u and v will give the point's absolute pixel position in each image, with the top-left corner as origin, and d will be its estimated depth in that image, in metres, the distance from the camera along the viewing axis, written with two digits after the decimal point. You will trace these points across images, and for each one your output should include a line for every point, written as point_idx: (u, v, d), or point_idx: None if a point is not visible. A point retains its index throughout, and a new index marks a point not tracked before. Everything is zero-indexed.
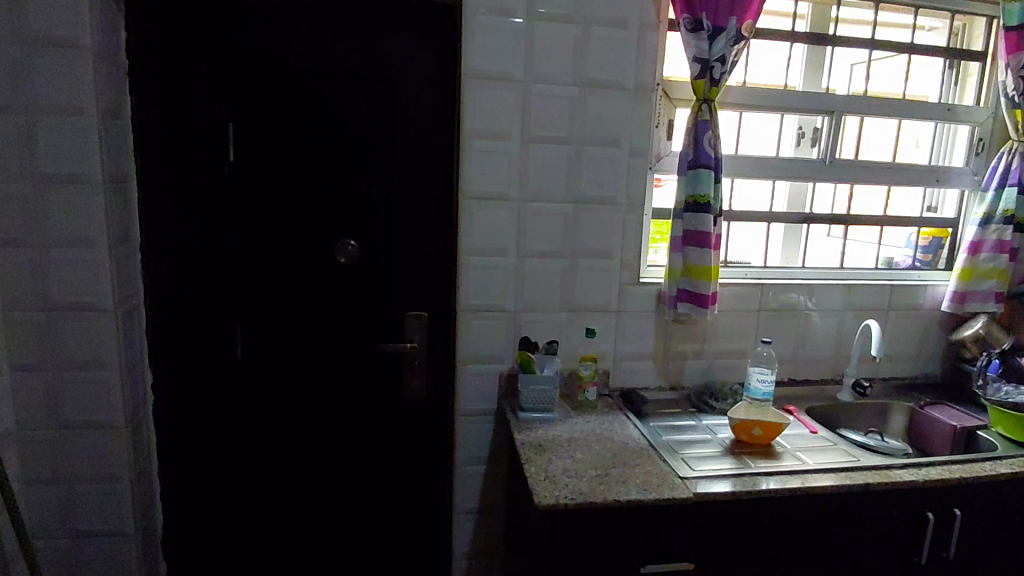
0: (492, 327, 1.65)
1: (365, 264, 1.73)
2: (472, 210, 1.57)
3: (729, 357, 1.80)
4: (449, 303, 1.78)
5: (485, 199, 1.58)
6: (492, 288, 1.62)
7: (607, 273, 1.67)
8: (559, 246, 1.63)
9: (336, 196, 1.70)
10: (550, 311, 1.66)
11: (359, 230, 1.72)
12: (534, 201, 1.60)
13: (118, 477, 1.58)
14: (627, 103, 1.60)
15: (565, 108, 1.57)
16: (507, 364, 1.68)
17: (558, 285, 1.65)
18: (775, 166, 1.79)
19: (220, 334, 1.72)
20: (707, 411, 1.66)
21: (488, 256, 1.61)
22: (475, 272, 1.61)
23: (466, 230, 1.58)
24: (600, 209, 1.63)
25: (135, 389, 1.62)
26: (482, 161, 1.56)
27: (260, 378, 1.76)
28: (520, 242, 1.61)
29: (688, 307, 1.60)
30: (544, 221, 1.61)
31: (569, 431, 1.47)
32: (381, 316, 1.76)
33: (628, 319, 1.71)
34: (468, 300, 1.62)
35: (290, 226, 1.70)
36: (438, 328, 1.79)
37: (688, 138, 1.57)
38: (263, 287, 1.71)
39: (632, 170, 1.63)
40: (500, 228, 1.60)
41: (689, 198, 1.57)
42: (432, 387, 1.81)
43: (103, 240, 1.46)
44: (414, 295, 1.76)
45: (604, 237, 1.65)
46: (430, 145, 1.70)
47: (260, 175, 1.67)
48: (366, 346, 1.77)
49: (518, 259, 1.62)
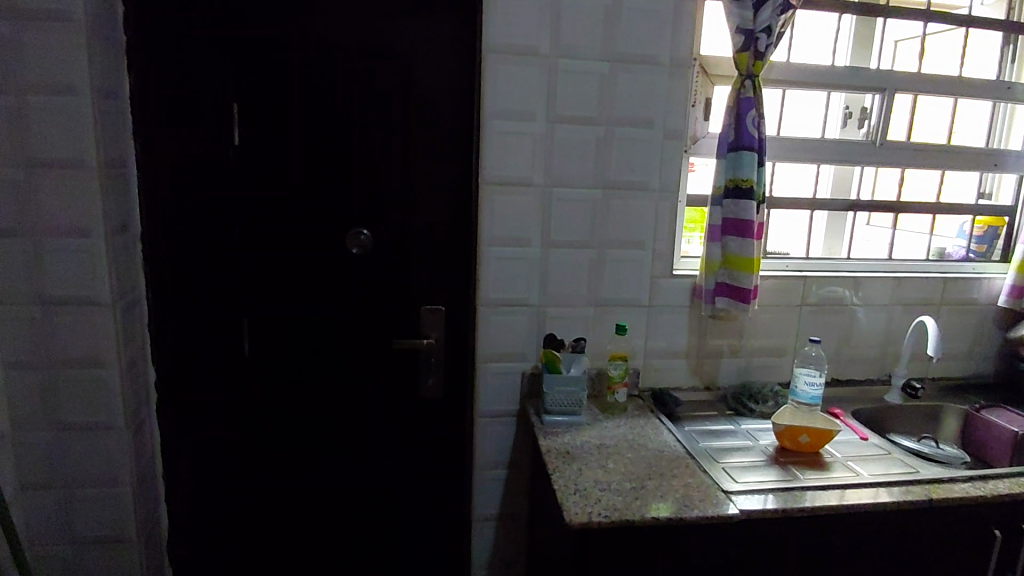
0: (513, 323, 1.53)
1: (379, 255, 1.62)
2: (493, 199, 1.46)
3: (769, 355, 1.67)
4: (468, 296, 1.67)
5: (507, 186, 1.46)
6: (515, 281, 1.51)
7: (639, 264, 1.55)
8: (587, 236, 1.51)
9: (347, 183, 1.59)
10: (576, 306, 1.55)
11: (372, 219, 1.61)
12: (560, 187, 1.48)
13: (119, 479, 1.50)
14: (662, 79, 1.47)
15: (594, 86, 1.44)
16: (530, 362, 1.56)
17: (585, 278, 1.53)
18: (821, 149, 1.65)
19: (226, 329, 1.63)
20: (746, 414, 1.54)
21: (510, 247, 1.49)
22: (496, 265, 1.50)
23: (486, 219, 1.47)
24: (632, 195, 1.51)
25: (137, 387, 1.54)
26: (503, 145, 1.44)
27: (268, 375, 1.66)
28: (545, 232, 1.49)
29: (727, 302, 1.46)
30: (572, 209, 1.49)
31: (599, 437, 1.35)
32: (395, 310, 1.66)
33: (659, 314, 1.59)
34: (488, 293, 1.51)
35: (299, 215, 1.59)
36: (456, 324, 1.68)
37: (729, 117, 1.43)
38: (270, 278, 1.61)
39: (667, 152, 1.50)
40: (523, 217, 1.48)
41: (730, 181, 1.43)
42: (449, 385, 1.71)
43: (100, 230, 1.37)
44: (430, 288, 1.66)
45: (635, 226, 1.53)
46: (448, 127, 1.59)
47: (266, 159, 1.56)
48: (380, 342, 1.67)
49: (542, 250, 1.50)
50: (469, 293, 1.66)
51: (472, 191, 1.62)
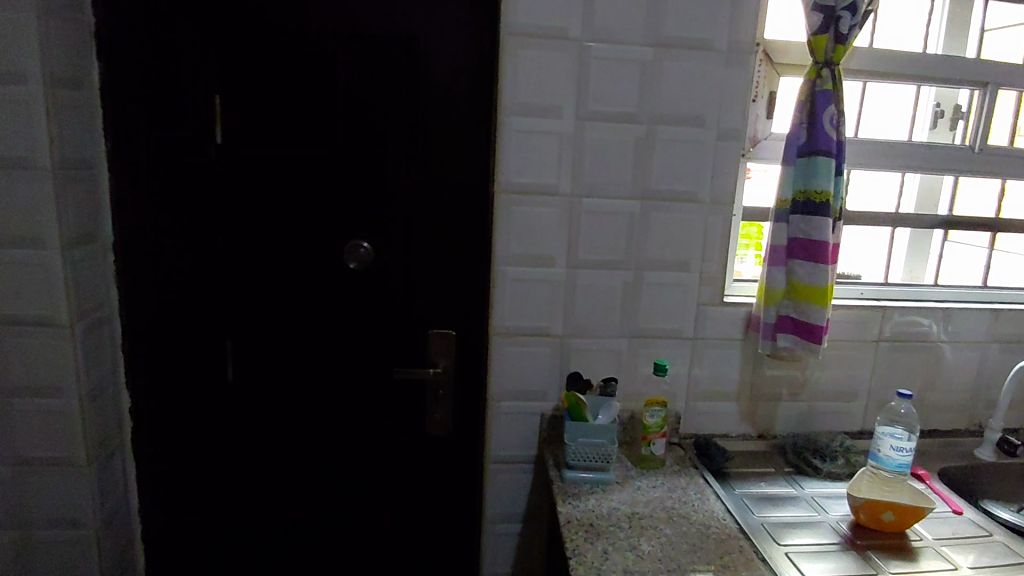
0: (531, 356, 1.30)
1: (380, 271, 1.41)
2: (509, 213, 1.23)
3: (836, 400, 1.41)
4: (481, 319, 1.45)
5: (526, 198, 1.23)
6: (534, 308, 1.28)
7: (683, 290, 1.30)
8: (622, 256, 1.27)
9: (344, 188, 1.38)
10: (606, 338, 1.31)
11: (372, 230, 1.40)
12: (591, 198, 1.24)
13: (82, 521, 1.32)
14: (717, 69, 1.22)
15: (635, 76, 1.20)
16: (551, 402, 1.33)
17: (618, 305, 1.30)
18: (907, 155, 1.37)
19: (208, 352, 1.44)
20: (809, 473, 1.28)
21: (528, 269, 1.26)
22: (512, 289, 1.27)
23: (501, 234, 1.24)
24: (677, 208, 1.26)
25: (105, 417, 1.36)
26: (522, 148, 1.21)
27: (254, 404, 1.47)
28: (571, 252, 1.26)
29: (791, 339, 1.20)
30: (604, 224, 1.25)
31: (630, 503, 1.11)
32: (398, 335, 1.44)
33: (705, 349, 1.34)
34: (502, 321, 1.28)
35: (291, 223, 1.39)
36: (467, 352, 1.45)
37: (800, 115, 1.17)
38: (258, 295, 1.42)
39: (721, 157, 1.25)
40: (544, 234, 1.24)
41: (799, 193, 1.17)
42: (459, 422, 1.49)
43: (56, 242, 1.19)
44: (439, 310, 1.44)
45: (680, 244, 1.28)
46: (461, 125, 1.36)
47: (254, 159, 1.36)
48: (380, 371, 1.46)
49: (568, 272, 1.27)
50: (482, 316, 1.44)
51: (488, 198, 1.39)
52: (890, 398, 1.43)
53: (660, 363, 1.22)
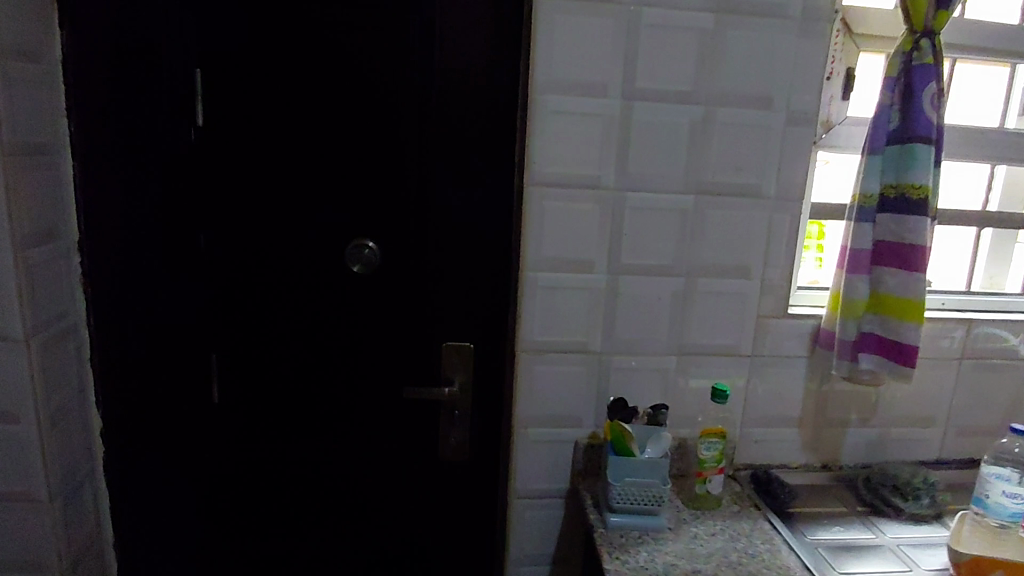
0: (564, 376, 1.12)
1: (387, 275, 1.23)
2: (540, 211, 1.05)
3: (908, 425, 1.23)
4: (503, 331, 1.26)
5: (561, 193, 1.04)
6: (567, 322, 1.09)
7: (741, 300, 1.12)
8: (672, 260, 1.09)
9: (347, 180, 1.19)
10: (651, 355, 1.13)
11: (378, 228, 1.21)
12: (636, 192, 1.05)
13: (44, 565, 1.14)
14: (788, 40, 1.03)
15: (693, 47, 1.01)
16: (586, 428, 1.15)
17: (665, 317, 1.11)
18: (997, 144, 1.19)
19: (189, 368, 1.25)
20: (885, 514, 1.12)
21: (561, 277, 1.08)
22: (542, 300, 1.08)
23: (531, 234, 1.05)
24: (738, 205, 1.07)
25: (71, 444, 1.17)
26: (557, 134, 1.02)
27: (243, 427, 1.28)
28: (612, 256, 1.07)
29: (874, 361, 1.02)
30: (652, 223, 1.07)
31: (689, 558, 0.94)
32: (408, 348, 1.26)
33: (765, 367, 1.16)
34: (531, 337, 1.10)
35: (285, 220, 1.20)
36: (486, 367, 1.27)
37: (889, 95, 0.98)
38: (247, 303, 1.23)
39: (791, 145, 1.06)
40: (580, 235, 1.06)
41: (889, 188, 0.98)
42: (476, 446, 1.31)
43: (6, 241, 1.00)
44: (454, 320, 1.25)
45: (740, 247, 1.09)
46: (481, 107, 1.17)
47: (242, 146, 1.17)
48: (387, 389, 1.28)
49: (608, 279, 1.08)
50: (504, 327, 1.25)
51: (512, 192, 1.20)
52: (970, 422, 1.25)
53: (721, 388, 1.04)
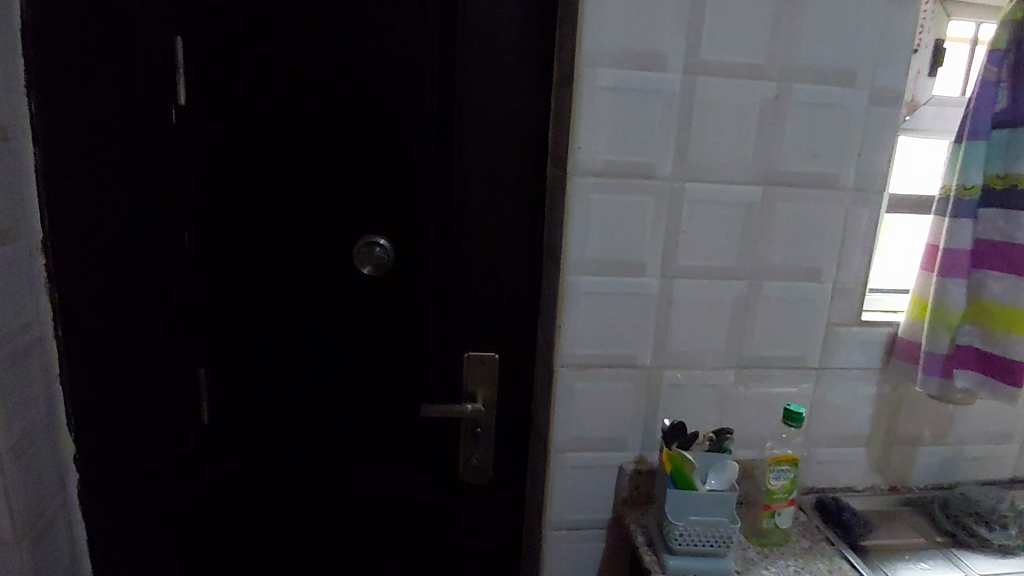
0: (610, 395, 0.97)
1: (402, 278, 1.07)
2: (585, 205, 0.90)
3: (985, 441, 1.11)
4: (532, 339, 1.12)
5: (609, 184, 0.89)
6: (614, 333, 0.95)
7: (811, 305, 0.98)
8: (735, 261, 0.94)
9: (355, 168, 1.03)
10: (707, 369, 0.98)
11: (392, 223, 1.05)
12: (697, 182, 0.91)
13: None
14: (876, 5, 0.88)
15: (767, 12, 0.86)
16: (633, 452, 1.01)
17: (726, 326, 0.97)
18: None
19: (176, 384, 1.09)
20: (968, 545, 1.00)
21: (608, 282, 0.93)
22: (585, 309, 0.93)
23: (576, 231, 0.90)
24: (811, 197, 0.94)
25: (40, 478, 1.00)
26: (606, 114, 0.87)
27: (238, 450, 1.13)
28: (666, 256, 0.93)
29: (972, 377, 0.89)
30: (713, 218, 0.92)
31: None
32: (425, 359, 1.11)
33: (831, 380, 1.03)
34: (574, 350, 0.95)
35: (284, 215, 1.04)
36: (513, 378, 1.14)
37: (997, 71, 0.84)
38: (240, 310, 1.07)
39: (873, 128, 0.92)
40: (631, 233, 0.91)
41: (992, 180, 0.87)
42: (501, 466, 1.17)
43: None
44: (477, 326, 1.11)
45: (811, 245, 0.95)
46: (511, 86, 1.03)
47: (232, 129, 1.01)
48: (401, 406, 1.13)
49: (661, 283, 0.94)
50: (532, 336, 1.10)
51: (544, 183, 1.06)
52: None
53: (796, 411, 0.89)
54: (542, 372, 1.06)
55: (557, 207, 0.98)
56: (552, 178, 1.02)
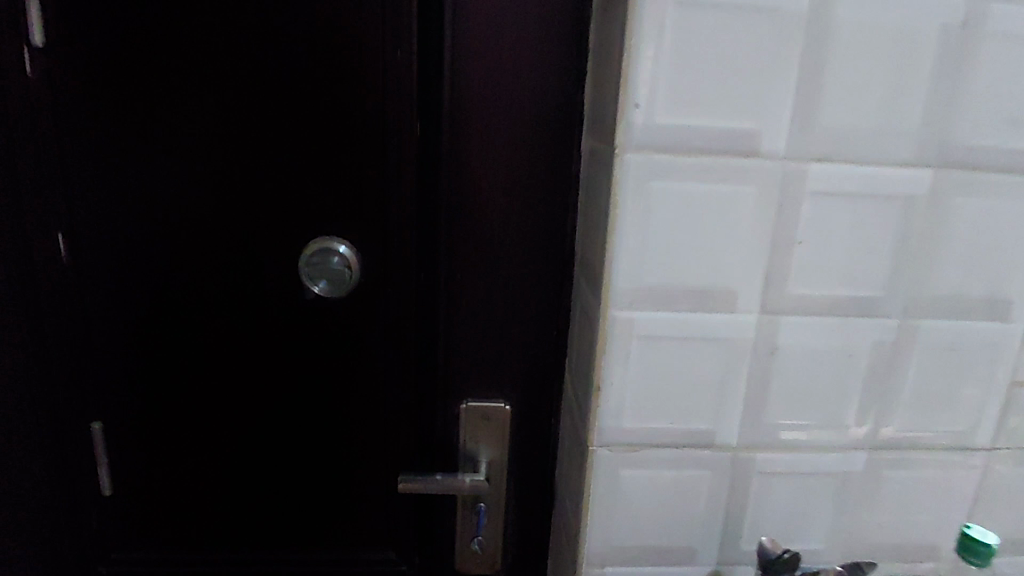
0: (673, 486, 0.64)
1: (371, 298, 0.76)
2: (640, 202, 0.56)
3: None
4: (556, 386, 0.79)
5: (682, 167, 0.55)
6: (681, 399, 0.61)
7: (988, 356, 0.63)
8: (875, 287, 0.60)
9: (300, 142, 0.71)
10: (822, 450, 0.65)
11: (355, 223, 0.74)
12: (823, 164, 0.56)
13: None
14: None
15: None
16: (703, 567, 0.67)
17: (854, 388, 0.63)
18: None
19: (65, 443, 0.79)
20: None
21: (675, 322, 0.59)
22: (636, 361, 0.60)
23: (628, 241, 0.56)
24: (1005, 187, 0.59)
25: None
26: (680, 52, 0.53)
27: (154, 526, 0.83)
28: (769, 281, 0.58)
29: None
30: (844, 220, 0.58)
31: None
32: (406, 411, 0.80)
33: (1009, 465, 0.68)
34: (619, 423, 0.61)
35: (201, 212, 0.73)
36: (527, 438, 0.81)
37: None
38: (148, 342, 0.77)
39: None
40: (714, 245, 0.57)
41: None
42: (513, 551, 0.86)
43: None
44: (478, 368, 0.79)
45: (999, 262, 0.60)
46: (528, 16, 0.68)
47: (119, 83, 0.69)
48: (375, 471, 0.82)
49: (759, 323, 0.59)
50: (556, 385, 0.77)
51: (576, 164, 0.72)
52: None
53: (984, 546, 0.57)
54: (570, 439, 0.73)
55: (595, 200, 0.64)
56: (588, 157, 0.68)
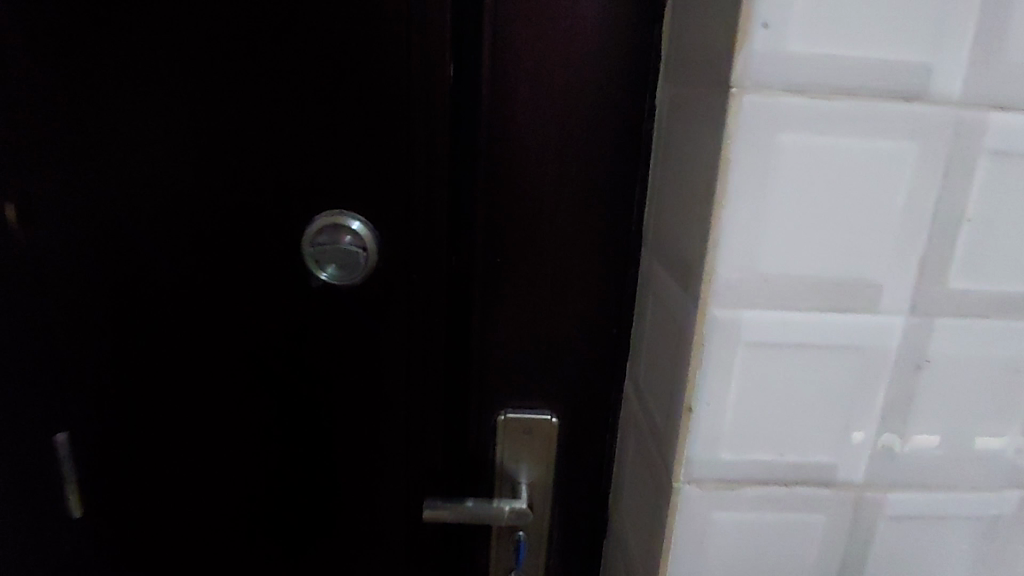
0: (776, 532, 0.50)
1: (391, 288, 0.62)
2: (762, 163, 0.41)
3: None
4: (613, 394, 0.66)
5: (821, 113, 0.40)
6: (795, 423, 0.47)
7: None
8: None
9: (302, 91, 0.56)
10: (970, 490, 0.50)
11: (367, 196, 0.59)
12: (1013, 113, 0.41)
13: None
14: None
15: None
16: None
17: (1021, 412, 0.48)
18: None
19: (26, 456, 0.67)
20: None
21: (796, 324, 0.44)
22: (740, 375, 0.45)
23: (741, 215, 0.42)
24: None
25: None
26: None
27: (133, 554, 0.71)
28: (923, 272, 0.44)
29: None
30: None
31: None
32: (432, 422, 0.66)
33: None
34: (714, 454, 0.48)
35: (176, 181, 0.58)
36: (576, 455, 0.68)
37: None
38: (119, 340, 0.63)
39: None
40: (856, 224, 0.42)
41: None
42: None
43: None
44: (519, 369, 0.65)
45: None
46: None
47: (70, 13, 0.54)
48: (392, 496, 0.68)
49: (906, 328, 0.45)
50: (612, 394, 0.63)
51: (648, 121, 0.58)
52: None
53: None
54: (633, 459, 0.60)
55: (678, 162, 0.50)
56: (667, 111, 0.54)
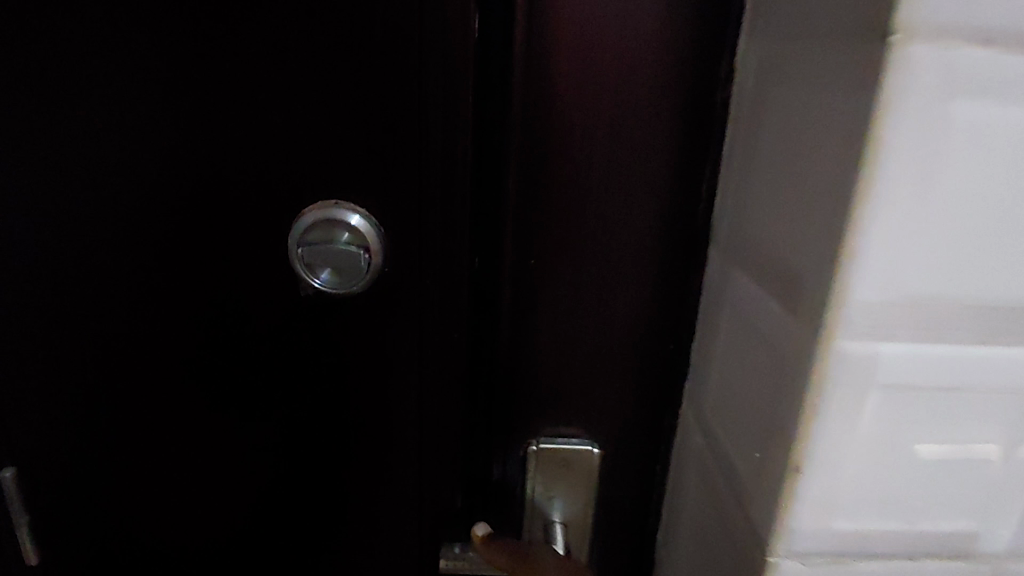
0: None
1: (403, 298, 0.50)
2: (926, 141, 0.30)
3: None
4: (666, 421, 0.56)
5: (1009, 72, 0.29)
6: (931, 484, 0.36)
7: None
8: None
9: (284, 50, 0.43)
10: None
11: (371, 187, 0.47)
12: None
13: None
14: None
15: None
16: None
17: None
18: None
19: None
20: None
21: (946, 359, 0.33)
22: (869, 426, 0.34)
23: (890, 215, 0.31)
24: None
25: None
26: None
27: None
28: None
29: None
30: None
31: None
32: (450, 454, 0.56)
33: None
34: (827, 525, 0.37)
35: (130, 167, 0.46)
36: (620, 491, 0.58)
37: None
38: (73, 356, 0.52)
39: None
40: None
41: None
42: None
43: None
44: (557, 389, 0.55)
45: None
46: None
47: None
48: (401, 541, 0.58)
49: None
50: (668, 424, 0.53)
51: (722, 93, 0.47)
52: None
53: None
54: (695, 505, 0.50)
55: (774, 144, 0.39)
56: (753, 78, 0.43)
